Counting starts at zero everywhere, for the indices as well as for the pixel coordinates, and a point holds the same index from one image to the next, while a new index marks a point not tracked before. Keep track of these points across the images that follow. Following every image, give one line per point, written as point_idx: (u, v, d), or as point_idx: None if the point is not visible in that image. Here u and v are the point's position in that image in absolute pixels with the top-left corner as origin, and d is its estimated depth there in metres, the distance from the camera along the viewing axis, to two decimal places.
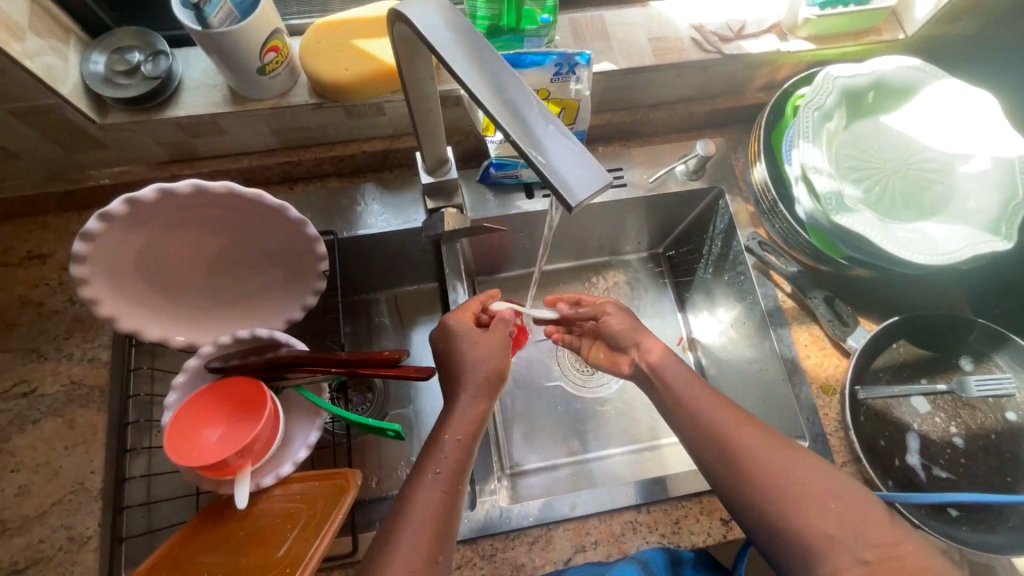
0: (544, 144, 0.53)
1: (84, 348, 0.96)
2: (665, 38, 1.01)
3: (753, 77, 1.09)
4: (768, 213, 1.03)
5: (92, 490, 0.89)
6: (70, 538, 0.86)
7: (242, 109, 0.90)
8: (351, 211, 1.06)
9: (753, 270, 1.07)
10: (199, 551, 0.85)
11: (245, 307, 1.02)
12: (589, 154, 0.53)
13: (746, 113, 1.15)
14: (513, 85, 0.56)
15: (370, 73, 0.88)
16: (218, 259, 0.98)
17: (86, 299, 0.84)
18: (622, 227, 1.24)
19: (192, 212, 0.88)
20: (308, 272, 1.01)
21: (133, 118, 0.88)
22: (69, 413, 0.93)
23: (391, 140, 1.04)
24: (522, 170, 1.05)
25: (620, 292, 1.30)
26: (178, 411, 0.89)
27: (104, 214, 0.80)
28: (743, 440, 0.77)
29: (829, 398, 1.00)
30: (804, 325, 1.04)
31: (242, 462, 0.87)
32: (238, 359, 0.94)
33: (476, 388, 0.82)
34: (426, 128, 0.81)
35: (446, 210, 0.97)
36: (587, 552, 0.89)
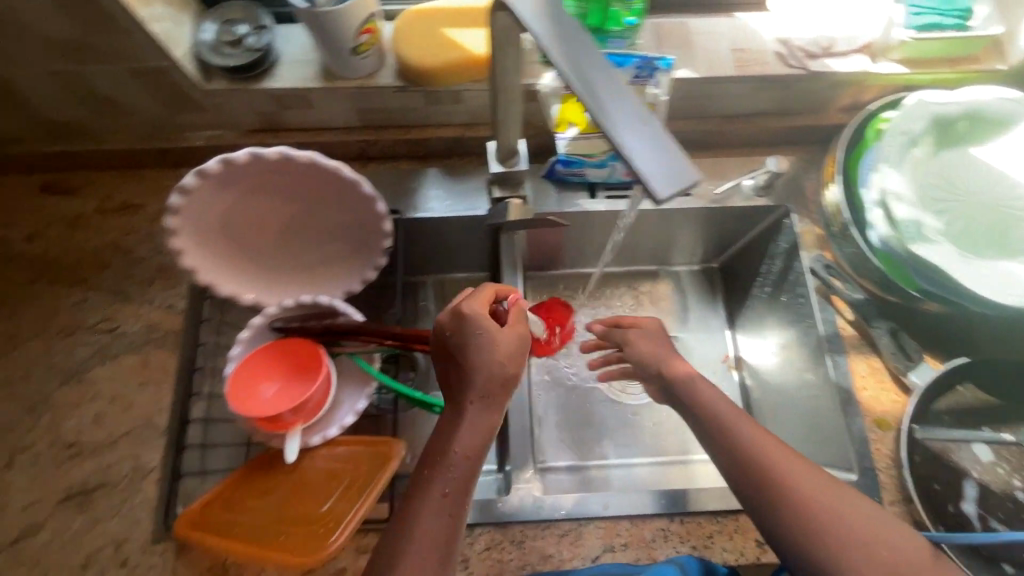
0: (634, 138, 0.51)
1: (164, 296, 1.04)
2: (749, 50, 1.00)
3: (835, 97, 1.06)
4: (838, 237, 1.00)
5: (159, 426, 0.96)
6: (136, 466, 0.93)
7: (331, 85, 0.95)
8: (418, 194, 1.10)
9: (815, 293, 1.05)
10: (251, 495, 0.91)
11: (309, 275, 1.07)
12: (681, 154, 0.51)
13: (824, 133, 1.12)
14: (608, 78, 0.56)
15: (454, 61, 0.91)
16: (289, 226, 1.03)
17: (175, 249, 0.91)
18: (680, 237, 1.23)
19: (275, 180, 0.93)
20: (374, 247, 1.05)
21: (232, 86, 0.94)
22: (145, 353, 1.00)
23: (464, 128, 1.07)
24: (588, 169, 1.05)
25: (668, 302, 1.30)
26: (241, 362, 0.94)
27: (201, 172, 0.86)
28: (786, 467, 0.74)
29: (884, 432, 0.97)
30: (863, 355, 1.02)
31: (294, 419, 0.92)
32: (298, 322, 1.00)
33: (498, 396, 0.72)
34: (505, 117, 0.84)
35: (511, 202, 0.99)
36: (615, 553, 0.89)
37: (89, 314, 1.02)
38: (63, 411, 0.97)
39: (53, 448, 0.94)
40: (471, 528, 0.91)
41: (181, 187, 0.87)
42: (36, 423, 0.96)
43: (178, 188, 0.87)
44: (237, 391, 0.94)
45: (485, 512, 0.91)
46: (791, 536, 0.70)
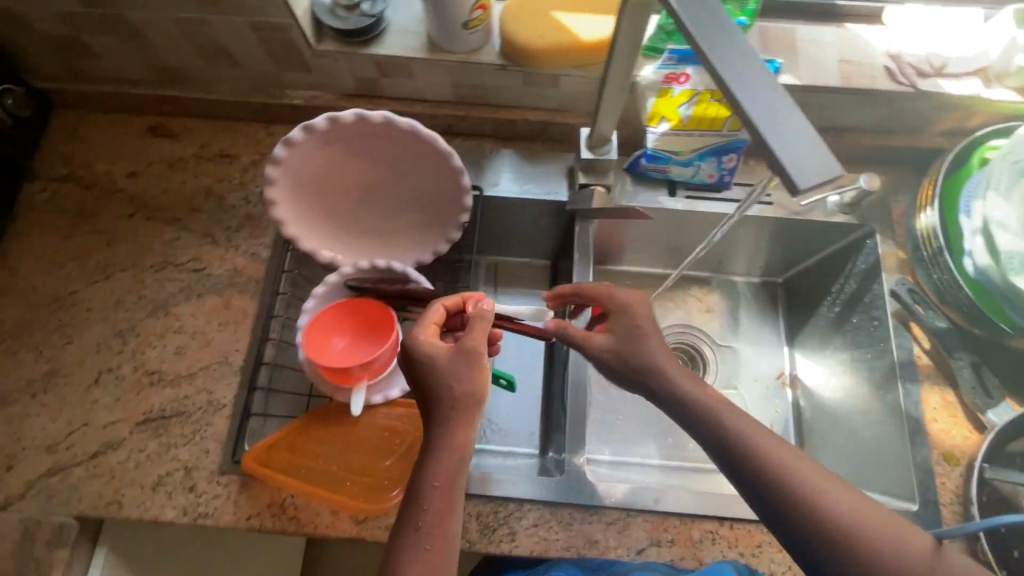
0: (776, 126, 0.49)
1: (249, 243, 1.08)
2: (856, 62, 0.98)
3: (938, 120, 1.03)
4: (928, 262, 0.98)
5: (234, 365, 1.00)
6: (209, 400, 0.98)
7: (434, 58, 0.98)
8: (497, 173, 1.11)
9: (891, 317, 1.02)
10: (318, 441, 0.95)
11: (383, 241, 1.08)
12: (825, 147, 0.49)
13: (919, 156, 1.09)
14: (749, 58, 0.53)
15: (559, 44, 0.93)
16: (373, 190, 1.05)
17: (271, 198, 0.95)
18: (751, 246, 1.22)
19: (370, 141, 0.97)
20: (450, 220, 1.05)
21: (342, 49, 0.98)
22: (227, 295, 1.05)
23: (553, 114, 1.09)
24: (672, 167, 1.05)
25: (727, 311, 1.28)
26: (315, 315, 0.98)
27: (309, 126, 0.91)
28: (815, 479, 0.64)
29: (952, 467, 0.93)
30: (937, 386, 0.98)
31: (360, 375, 0.95)
32: (371, 283, 1.02)
33: (468, 411, 0.71)
34: (614, 95, 0.85)
35: (595, 188, 1.02)
36: (662, 548, 0.90)
37: (179, 253, 1.07)
38: (148, 340, 1.02)
39: (136, 373, 0.99)
40: (521, 502, 0.92)
41: (289, 139, 0.92)
42: (122, 347, 1.01)
43: (284, 140, 0.92)
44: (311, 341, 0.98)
45: (538, 489, 0.93)
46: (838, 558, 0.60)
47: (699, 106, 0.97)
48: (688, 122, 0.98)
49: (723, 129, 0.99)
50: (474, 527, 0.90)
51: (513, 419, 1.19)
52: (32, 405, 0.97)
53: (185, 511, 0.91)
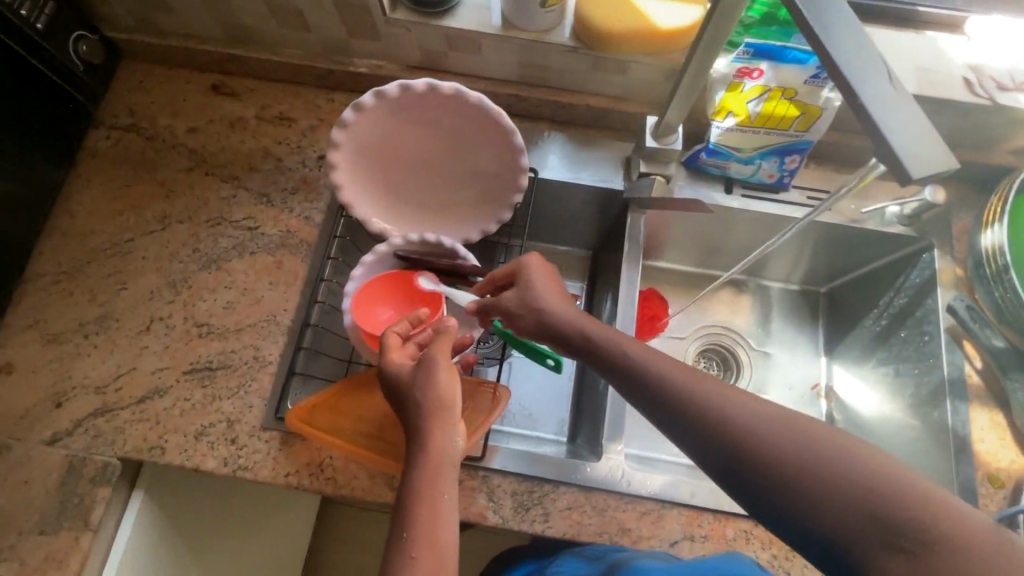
0: (894, 120, 0.52)
1: (304, 207, 1.09)
2: (934, 71, 0.96)
3: (1009, 137, 1.02)
4: (990, 279, 0.97)
5: (281, 324, 1.01)
6: (255, 357, 0.99)
7: (506, 35, 0.98)
8: (547, 156, 1.11)
9: (944, 332, 1.01)
10: (359, 405, 0.96)
11: (434, 216, 1.09)
12: (937, 139, 0.52)
13: (985, 172, 1.07)
14: (866, 54, 0.55)
15: (635, 28, 0.92)
16: (428, 163, 1.05)
17: (333, 161, 0.96)
18: (798, 252, 1.20)
19: (433, 112, 0.97)
20: (503, 200, 1.05)
21: (415, 19, 0.99)
22: (279, 255, 1.06)
23: (615, 101, 1.08)
24: (732, 163, 1.06)
25: (766, 316, 1.27)
26: (365, 283, 0.99)
27: (380, 92, 0.92)
28: (765, 424, 0.59)
29: (996, 488, 0.91)
30: (986, 406, 0.97)
31: None
32: (418, 256, 1.02)
33: (447, 420, 0.69)
34: (691, 84, 0.85)
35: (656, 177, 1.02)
36: (694, 542, 0.89)
37: (235, 210, 1.09)
38: (199, 292, 1.03)
39: (185, 323, 1.01)
40: (557, 483, 0.92)
41: (359, 104, 0.93)
42: (174, 298, 1.03)
43: (353, 105, 0.94)
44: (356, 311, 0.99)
45: (574, 472, 0.93)
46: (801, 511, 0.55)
47: (768, 104, 0.96)
48: (756, 119, 0.97)
49: (790, 128, 0.98)
50: (508, 503, 0.91)
51: (546, 405, 1.18)
52: (84, 345, 0.99)
53: (225, 463, 0.92)
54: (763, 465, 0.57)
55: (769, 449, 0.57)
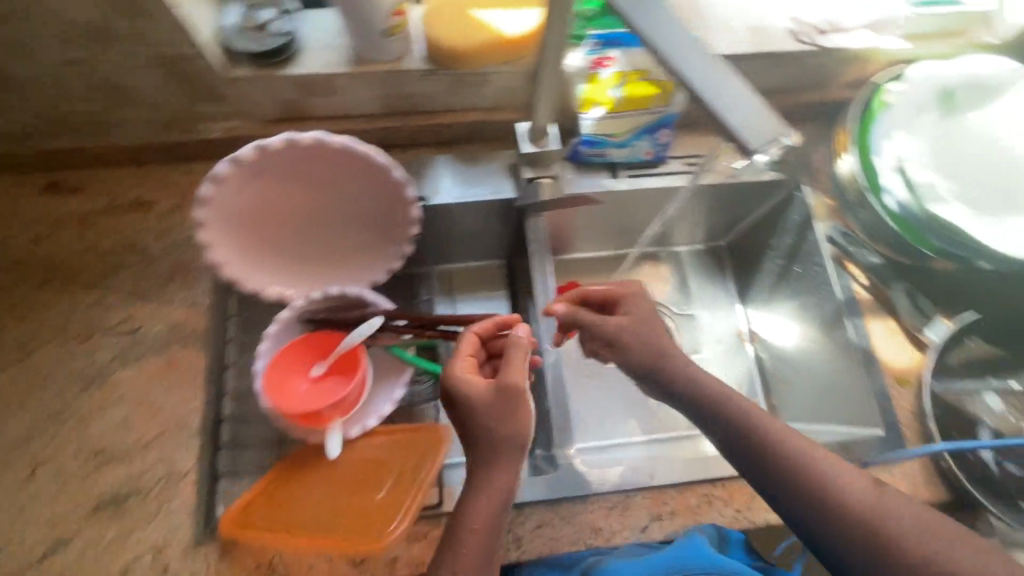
0: (722, 95, 0.56)
1: (188, 294, 1.00)
2: (765, 29, 1.03)
3: (840, 73, 1.11)
4: (853, 205, 1.01)
5: (190, 427, 0.92)
6: (169, 471, 0.89)
7: (358, 70, 0.94)
8: (428, 179, 1.07)
9: (830, 260, 1.09)
10: (299, 489, 0.89)
11: (335, 267, 1.04)
12: (764, 105, 0.56)
13: (829, 108, 1.17)
14: (682, 35, 0.59)
15: (483, 42, 0.92)
16: (316, 217, 1.00)
17: (207, 240, 0.89)
18: (691, 216, 1.26)
19: (301, 166, 0.92)
20: (400, 235, 1.01)
21: (256, 71, 0.93)
22: (170, 353, 0.96)
23: (487, 112, 1.08)
24: (610, 150, 1.09)
25: (679, 281, 1.32)
26: (274, 362, 0.92)
27: (235, 159, 0.86)
28: (834, 467, 0.69)
29: (903, 388, 1.01)
30: (880, 317, 1.07)
31: (333, 413, 0.91)
32: (324, 313, 0.97)
33: (512, 450, 0.75)
34: (550, 86, 0.86)
35: (543, 181, 1.02)
36: (664, 521, 0.91)
37: (108, 316, 0.98)
38: (86, 417, 0.92)
39: (78, 457, 0.89)
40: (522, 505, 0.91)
41: (216, 175, 0.86)
42: (57, 431, 0.91)
43: (208, 177, 0.87)
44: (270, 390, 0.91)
45: (534, 489, 0.92)
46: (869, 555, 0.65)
47: (628, 90, 0.99)
48: (621, 104, 1.01)
49: (652, 106, 1.01)
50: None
51: None
52: None
53: None
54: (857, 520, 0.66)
55: (902, 527, 0.65)
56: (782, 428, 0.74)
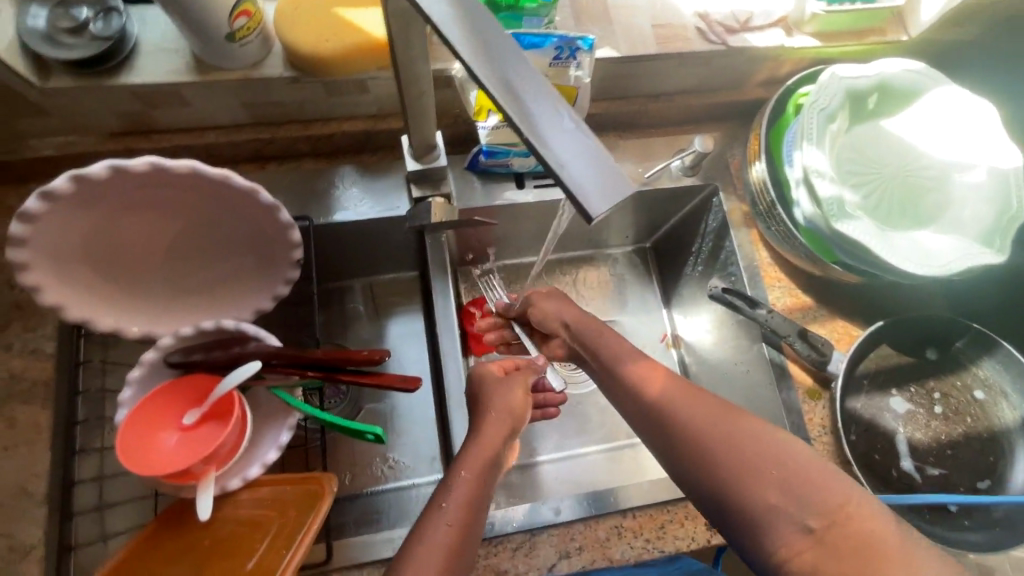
0: (542, 126, 0.31)
1: (24, 340, 0.59)
2: (629, 7, 0.64)
3: (754, 81, 0.71)
4: (764, 215, 0.67)
5: (35, 497, 0.54)
6: (6, 549, 0.52)
7: (209, 81, 0.55)
8: (339, 198, 0.67)
9: (745, 269, 0.70)
10: (146, 433, 0.52)
11: (212, 291, 0.61)
12: (597, 145, 0.31)
13: (764, 99, 0.73)
14: (523, 75, 0.32)
15: (347, 35, 0.54)
16: (160, 239, 0.57)
17: (28, 285, 0.49)
18: (619, 219, 0.80)
19: (161, 200, 0.53)
20: (254, 275, 0.62)
21: (47, 110, 0.56)
22: (4, 410, 0.56)
23: (369, 121, 0.66)
24: (517, 159, 0.66)
25: (595, 295, 0.85)
26: (128, 417, 0.52)
27: (84, 174, 0.47)
28: (698, 432, 0.48)
29: (816, 403, 0.66)
30: (882, 418, 0.67)
31: (206, 468, 0.52)
32: (187, 285, 0.60)
33: (699, 520, 0.61)
34: (416, 107, 0.50)
35: (432, 199, 0.61)
36: (572, 563, 0.59)
37: None
38: None
39: None
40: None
41: (49, 188, 0.46)
42: None
43: None
44: (171, 394, 0.54)
45: (421, 470, 0.74)
46: (729, 504, 0.45)
47: None
48: None
49: None
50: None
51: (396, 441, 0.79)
52: None
53: None
54: (706, 470, 0.46)
55: (732, 445, 0.46)
56: (649, 387, 0.52)
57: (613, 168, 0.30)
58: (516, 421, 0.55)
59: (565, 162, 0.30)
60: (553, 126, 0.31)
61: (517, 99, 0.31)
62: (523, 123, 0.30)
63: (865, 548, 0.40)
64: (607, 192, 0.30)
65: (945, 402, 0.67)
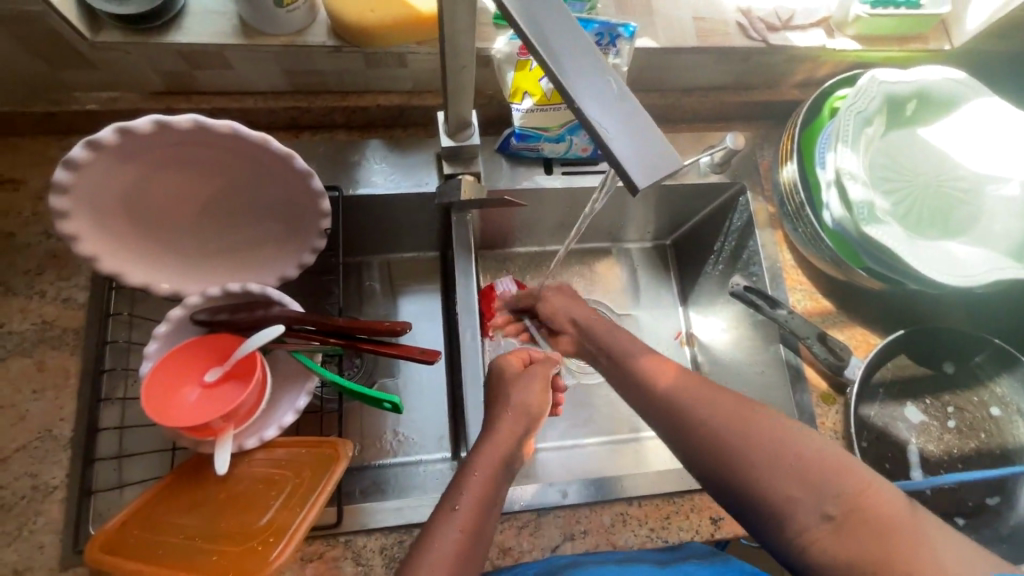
0: (590, 95, 0.31)
1: (57, 287, 0.60)
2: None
3: (790, 82, 0.71)
4: (792, 216, 0.67)
5: (61, 439, 0.56)
6: (30, 487, 0.54)
7: (253, 45, 0.56)
8: (368, 171, 0.67)
9: (767, 271, 0.70)
10: (170, 387, 0.53)
11: (241, 253, 0.62)
12: (643, 116, 0.32)
13: (798, 101, 0.73)
14: (573, 44, 0.32)
15: (391, 6, 0.54)
16: (196, 198, 0.58)
17: (68, 232, 0.50)
18: (643, 213, 0.80)
19: (200, 159, 0.54)
20: (283, 241, 0.63)
21: (93, 64, 0.57)
22: (34, 354, 0.58)
23: (404, 97, 0.66)
24: (547, 145, 0.67)
25: (613, 288, 0.85)
26: (154, 369, 0.53)
27: (128, 127, 0.47)
28: (716, 426, 0.48)
29: (829, 407, 0.66)
30: (894, 427, 0.66)
31: (226, 425, 0.53)
32: (217, 246, 0.61)
33: (704, 514, 0.62)
34: (456, 83, 0.50)
35: (462, 177, 0.62)
36: (576, 545, 0.59)
37: None
38: None
39: None
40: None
41: (95, 138, 0.47)
42: None
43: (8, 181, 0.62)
44: (196, 351, 0.55)
45: (430, 447, 0.75)
46: (750, 495, 0.45)
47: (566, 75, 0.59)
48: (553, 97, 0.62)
49: None
50: (380, 566, 0.59)
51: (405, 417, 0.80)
52: None
53: None
54: (725, 464, 0.46)
55: (751, 437, 0.46)
56: (670, 387, 0.52)
57: (657, 140, 0.31)
58: (531, 422, 0.54)
59: (611, 134, 0.30)
60: (603, 98, 0.31)
61: (568, 69, 0.31)
62: (573, 93, 0.31)
63: (886, 531, 0.40)
64: (651, 163, 0.30)
65: (959, 417, 0.67)
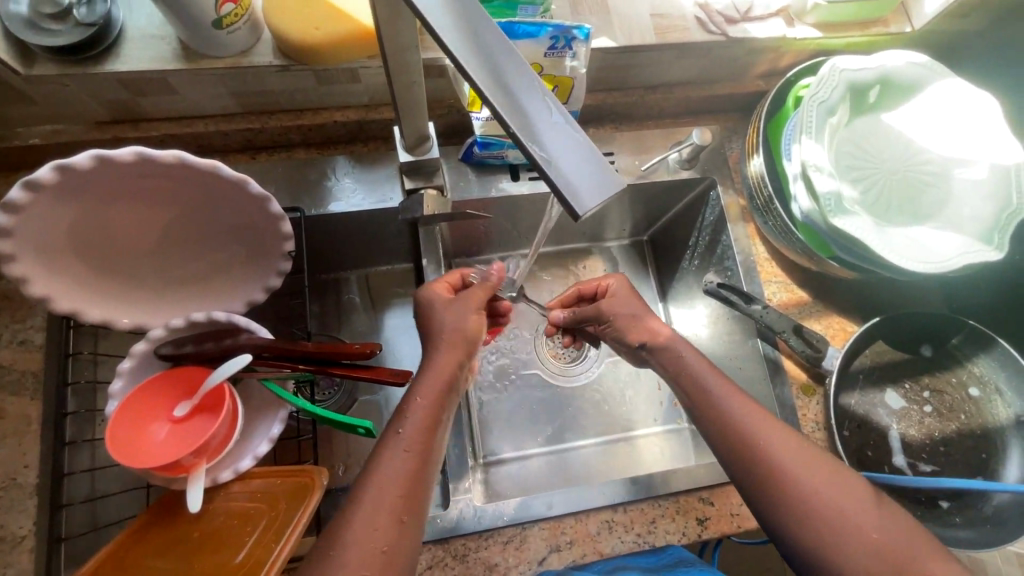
0: (530, 118, 0.30)
1: (13, 330, 0.58)
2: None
3: (754, 73, 0.70)
4: (762, 211, 0.67)
5: (26, 487, 0.54)
6: None
7: (198, 69, 0.54)
8: (328, 188, 0.66)
9: (742, 265, 0.69)
10: (136, 426, 0.52)
11: (202, 282, 0.61)
12: (583, 135, 0.31)
13: (764, 90, 0.72)
14: (510, 65, 0.31)
15: (333, 21, 0.52)
16: (151, 230, 0.56)
17: (16, 276, 0.48)
18: (616, 212, 0.79)
19: (148, 189, 0.52)
20: (245, 267, 0.61)
21: (32, 98, 0.55)
22: None
23: (361, 110, 0.65)
24: (512, 151, 0.65)
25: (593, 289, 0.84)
26: (120, 406, 0.51)
27: (68, 165, 0.46)
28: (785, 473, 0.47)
29: (809, 399, 0.66)
30: (875, 415, 0.66)
31: (197, 461, 0.52)
32: (176, 277, 0.59)
33: (688, 514, 0.62)
34: (407, 100, 0.49)
35: (425, 191, 0.60)
36: (564, 557, 0.59)
37: None
38: None
39: None
40: (446, 542, 0.58)
41: (32, 178, 0.45)
42: None
43: None
44: (163, 387, 0.54)
45: None
46: (810, 541, 0.45)
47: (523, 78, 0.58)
48: None
49: None
50: None
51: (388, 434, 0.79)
52: None
53: None
54: (795, 511, 0.46)
55: (825, 494, 0.46)
56: (740, 417, 0.51)
57: (598, 159, 0.30)
58: (471, 347, 0.54)
59: (552, 157, 0.29)
60: (541, 120, 0.30)
61: (505, 90, 0.30)
62: (509, 116, 0.30)
63: None
64: (593, 185, 0.30)
65: (938, 401, 0.67)
